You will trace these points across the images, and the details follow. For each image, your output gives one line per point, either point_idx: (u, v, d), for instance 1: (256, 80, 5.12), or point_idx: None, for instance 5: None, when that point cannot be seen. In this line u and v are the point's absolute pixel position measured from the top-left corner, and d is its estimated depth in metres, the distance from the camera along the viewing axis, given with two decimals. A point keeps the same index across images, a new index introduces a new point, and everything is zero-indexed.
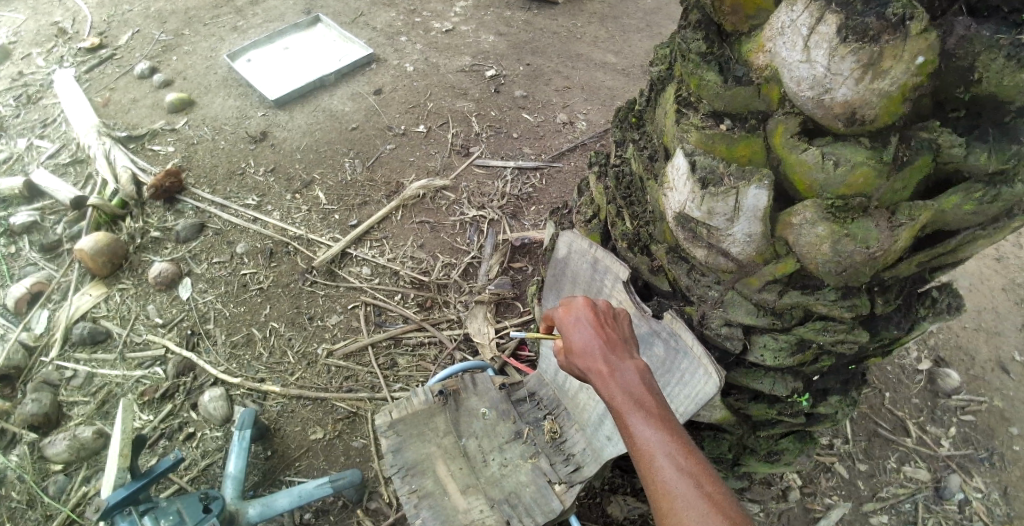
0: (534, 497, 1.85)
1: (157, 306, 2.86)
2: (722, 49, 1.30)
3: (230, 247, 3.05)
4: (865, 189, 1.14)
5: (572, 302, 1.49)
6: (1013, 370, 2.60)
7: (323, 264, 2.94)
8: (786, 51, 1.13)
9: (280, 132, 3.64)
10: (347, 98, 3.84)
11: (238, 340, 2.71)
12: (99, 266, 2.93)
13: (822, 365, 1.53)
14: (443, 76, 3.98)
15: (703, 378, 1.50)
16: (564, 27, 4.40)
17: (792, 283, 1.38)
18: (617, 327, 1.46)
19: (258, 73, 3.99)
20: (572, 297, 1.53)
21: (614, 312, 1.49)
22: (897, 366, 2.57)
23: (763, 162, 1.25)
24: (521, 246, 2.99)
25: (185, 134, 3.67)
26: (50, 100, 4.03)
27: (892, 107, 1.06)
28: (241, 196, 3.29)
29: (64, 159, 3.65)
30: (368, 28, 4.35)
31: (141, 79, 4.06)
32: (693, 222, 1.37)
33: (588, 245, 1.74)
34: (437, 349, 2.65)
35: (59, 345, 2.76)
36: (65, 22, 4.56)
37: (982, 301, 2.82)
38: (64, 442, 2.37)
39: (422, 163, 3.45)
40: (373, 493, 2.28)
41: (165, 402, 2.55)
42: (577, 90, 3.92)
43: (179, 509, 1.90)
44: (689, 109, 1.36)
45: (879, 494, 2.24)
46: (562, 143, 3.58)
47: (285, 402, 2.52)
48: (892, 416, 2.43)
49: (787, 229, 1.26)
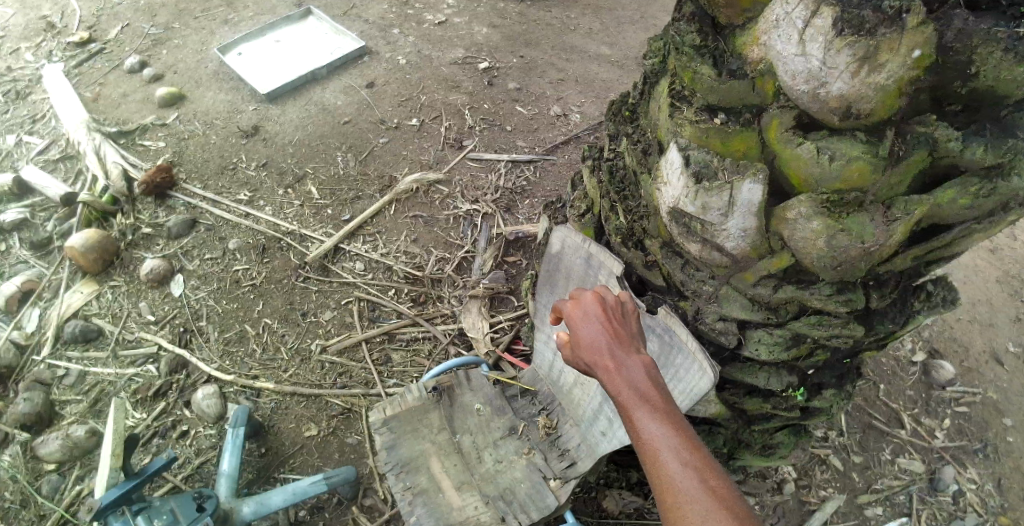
0: (529, 493, 1.84)
1: (149, 303, 2.84)
2: (717, 42, 1.27)
3: (222, 243, 3.02)
4: (860, 184, 1.13)
5: (580, 296, 1.46)
6: (1006, 362, 2.61)
7: (316, 260, 2.92)
8: (781, 45, 1.11)
9: (272, 126, 3.61)
10: (339, 92, 3.81)
11: (231, 336, 2.70)
12: (90, 263, 2.90)
13: (817, 359, 1.54)
14: (436, 69, 3.95)
15: (699, 373, 1.48)
16: (557, 18, 4.36)
17: (787, 278, 1.37)
18: (625, 321, 1.43)
19: (250, 66, 3.95)
20: (581, 290, 1.50)
21: (623, 305, 1.46)
22: (892, 358, 2.57)
23: (758, 157, 1.23)
24: (515, 239, 2.98)
25: (176, 129, 3.63)
26: (39, 95, 3.98)
27: (889, 101, 1.05)
28: (233, 191, 3.26)
29: (54, 155, 3.61)
30: (360, 21, 4.31)
31: (131, 73, 4.01)
32: (687, 217, 1.36)
33: (582, 240, 1.72)
34: (432, 344, 2.64)
35: (51, 343, 2.74)
36: (53, 15, 4.51)
37: (976, 293, 2.83)
38: (57, 441, 2.36)
39: (415, 157, 3.42)
40: (368, 490, 2.27)
41: (158, 400, 2.53)
42: (571, 83, 3.90)
43: (174, 509, 1.89)
44: (683, 103, 1.33)
45: (873, 486, 2.24)
46: (556, 135, 3.56)
47: (279, 399, 2.51)
48: (886, 408, 2.44)
49: (782, 224, 1.25)
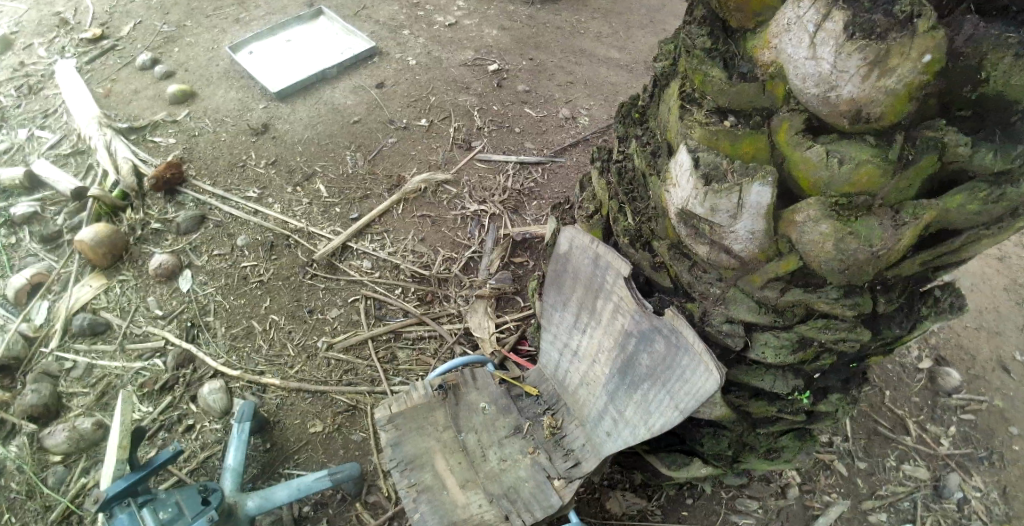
0: (533, 492, 1.85)
1: (157, 298, 2.86)
2: (728, 45, 1.29)
3: (231, 240, 3.04)
4: (869, 188, 1.14)
5: None
6: (1013, 370, 2.60)
7: (324, 257, 2.94)
8: (792, 48, 1.12)
9: (282, 124, 3.63)
10: (349, 91, 3.83)
11: (238, 332, 2.71)
12: (99, 257, 2.92)
13: (822, 363, 1.54)
14: (446, 70, 3.97)
15: (704, 376, 1.47)
16: (567, 21, 4.38)
17: (794, 280, 1.37)
18: None
19: (261, 65, 3.97)
20: None
21: None
22: (898, 364, 2.57)
23: (767, 159, 1.24)
24: (522, 240, 2.99)
25: (186, 125, 3.65)
26: (51, 90, 4.02)
27: (898, 105, 1.06)
28: (242, 188, 3.28)
29: (65, 150, 3.64)
30: (370, 21, 4.34)
31: (143, 70, 4.04)
32: (696, 218, 1.37)
33: (589, 241, 1.71)
34: (437, 343, 2.65)
35: (59, 335, 2.76)
36: (67, 12, 4.54)
37: (983, 300, 2.82)
38: (64, 433, 2.37)
39: (423, 157, 3.44)
40: (372, 487, 2.27)
41: (165, 394, 2.55)
42: (579, 85, 3.91)
43: (179, 501, 1.90)
44: (693, 105, 1.35)
45: (877, 492, 2.23)
46: (565, 138, 3.57)
47: (284, 395, 2.52)
48: (891, 415, 2.43)
49: (790, 227, 1.26)
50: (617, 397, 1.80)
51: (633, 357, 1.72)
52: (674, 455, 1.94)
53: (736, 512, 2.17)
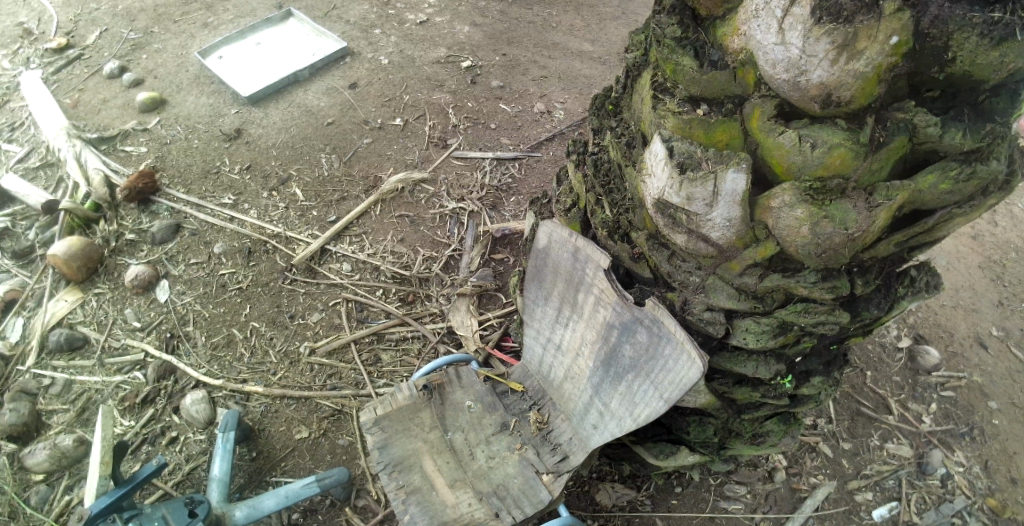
0: (522, 488, 1.84)
1: (134, 310, 2.81)
2: (697, 33, 1.29)
3: (207, 248, 3.00)
4: (843, 170, 1.14)
5: None
6: (990, 345, 2.65)
7: (302, 261, 2.91)
8: (760, 34, 1.12)
9: (255, 129, 3.58)
10: (322, 93, 3.79)
11: (219, 341, 2.68)
12: (74, 271, 2.87)
13: (803, 346, 1.55)
14: (419, 68, 3.94)
15: (686, 364, 1.48)
16: (540, 16, 4.37)
17: (772, 266, 1.38)
18: None
19: (231, 69, 3.91)
20: None
21: None
22: (878, 345, 2.60)
23: (741, 147, 1.25)
24: (501, 237, 2.99)
25: (157, 134, 3.59)
26: (17, 102, 3.93)
27: (867, 88, 1.06)
28: (217, 195, 3.24)
29: (34, 163, 3.57)
30: (341, 21, 4.29)
31: (110, 78, 3.97)
32: (672, 208, 1.36)
33: (568, 235, 1.71)
34: (421, 343, 2.64)
35: (35, 353, 2.70)
36: (30, 22, 4.44)
37: (959, 278, 2.87)
38: (45, 451, 2.33)
39: (399, 156, 3.41)
40: (362, 491, 2.26)
41: (146, 407, 2.51)
42: (554, 79, 3.91)
43: (165, 515, 1.86)
44: (665, 95, 1.35)
45: (863, 472, 2.26)
46: (541, 132, 3.57)
47: (269, 403, 2.49)
48: (874, 395, 2.46)
49: (766, 213, 1.26)
50: (602, 389, 1.80)
51: (616, 348, 1.71)
52: (661, 445, 1.95)
53: (724, 498, 2.19)
